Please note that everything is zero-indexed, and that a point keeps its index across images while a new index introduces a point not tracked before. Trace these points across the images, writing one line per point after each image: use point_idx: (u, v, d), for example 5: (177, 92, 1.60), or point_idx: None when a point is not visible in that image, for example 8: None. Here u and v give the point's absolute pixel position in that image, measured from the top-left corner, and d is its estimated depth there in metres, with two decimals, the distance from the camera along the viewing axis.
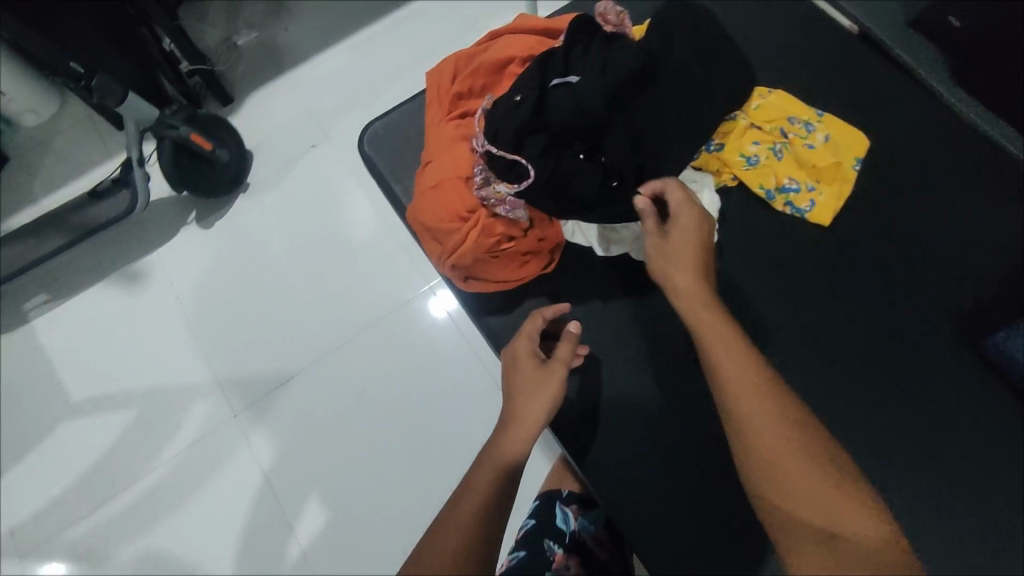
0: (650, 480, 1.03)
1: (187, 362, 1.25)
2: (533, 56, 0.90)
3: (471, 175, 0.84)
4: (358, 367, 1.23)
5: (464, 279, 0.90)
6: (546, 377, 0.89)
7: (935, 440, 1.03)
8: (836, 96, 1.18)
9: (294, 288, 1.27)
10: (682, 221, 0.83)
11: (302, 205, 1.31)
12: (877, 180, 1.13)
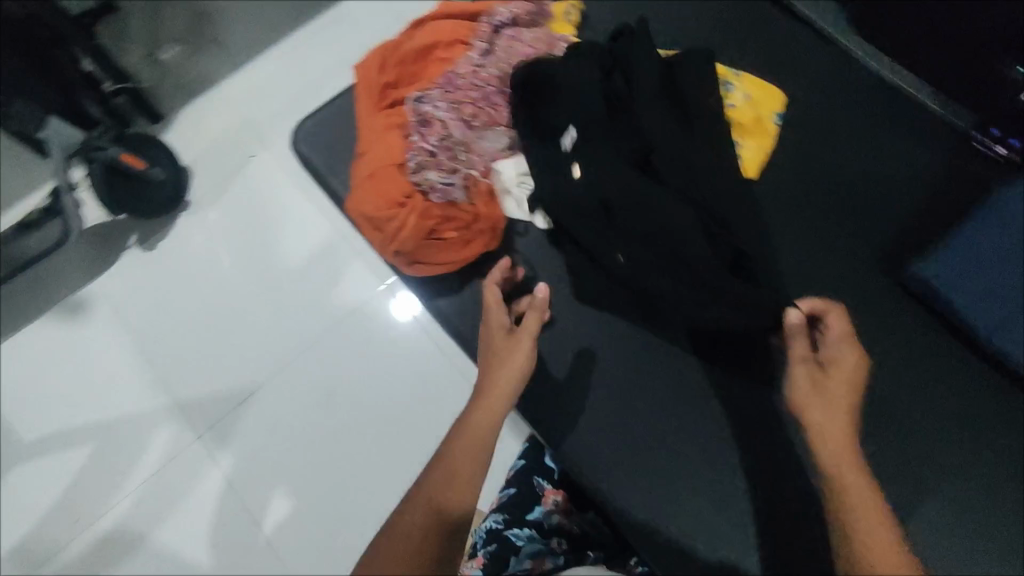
0: (619, 481, 0.88)
1: (146, 388, 1.30)
2: (456, 40, 1.01)
3: (405, 162, 0.91)
4: (321, 371, 1.30)
5: (409, 264, 0.93)
6: (511, 346, 0.81)
7: (963, 443, 0.85)
8: (767, 58, 1.03)
9: (246, 302, 1.34)
10: (846, 355, 0.73)
11: (244, 214, 1.38)
12: (847, 147, 0.97)
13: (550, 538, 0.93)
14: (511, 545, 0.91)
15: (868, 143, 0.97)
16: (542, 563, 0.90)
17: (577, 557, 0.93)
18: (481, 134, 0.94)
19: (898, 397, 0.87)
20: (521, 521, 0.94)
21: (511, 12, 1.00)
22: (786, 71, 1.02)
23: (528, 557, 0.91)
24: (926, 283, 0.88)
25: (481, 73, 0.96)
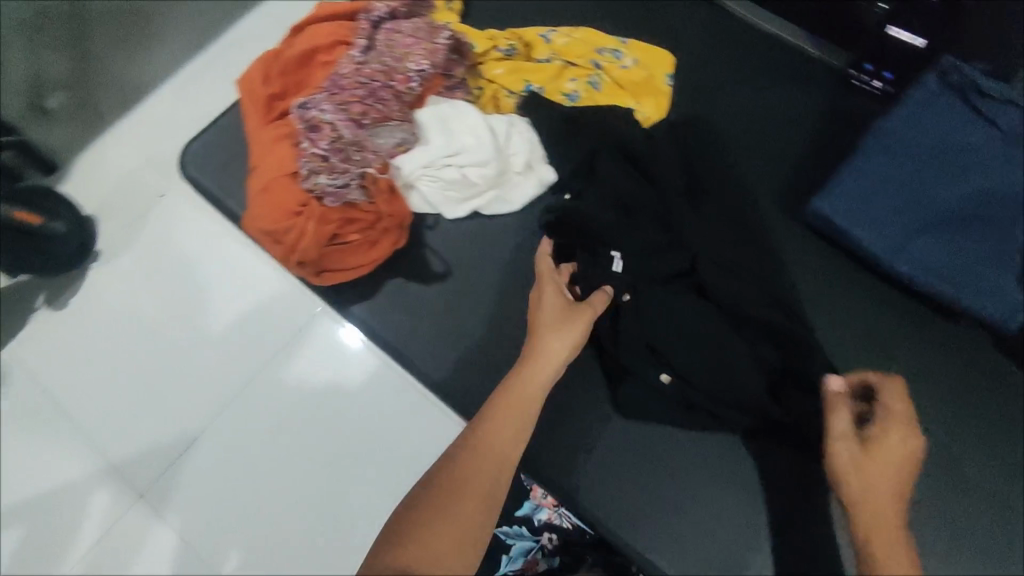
0: (595, 486, 0.86)
1: (73, 457, 1.15)
2: (337, 41, 0.97)
3: (297, 171, 0.88)
4: (266, 409, 1.13)
5: (317, 273, 0.89)
6: (564, 320, 0.78)
7: (936, 399, 0.84)
8: (685, 41, 1.03)
9: (174, 343, 1.17)
10: (899, 434, 0.67)
11: (162, 257, 1.21)
12: (777, 120, 0.97)
13: (541, 535, 0.85)
14: (501, 544, 0.83)
15: (798, 116, 0.97)
16: (535, 564, 0.85)
17: (573, 558, 0.86)
18: (374, 132, 0.90)
19: (867, 360, 0.86)
20: (512, 518, 0.85)
21: (388, 5, 0.97)
22: (706, 52, 1.02)
23: (520, 556, 0.84)
24: (828, 220, 0.86)
25: (365, 69, 0.92)
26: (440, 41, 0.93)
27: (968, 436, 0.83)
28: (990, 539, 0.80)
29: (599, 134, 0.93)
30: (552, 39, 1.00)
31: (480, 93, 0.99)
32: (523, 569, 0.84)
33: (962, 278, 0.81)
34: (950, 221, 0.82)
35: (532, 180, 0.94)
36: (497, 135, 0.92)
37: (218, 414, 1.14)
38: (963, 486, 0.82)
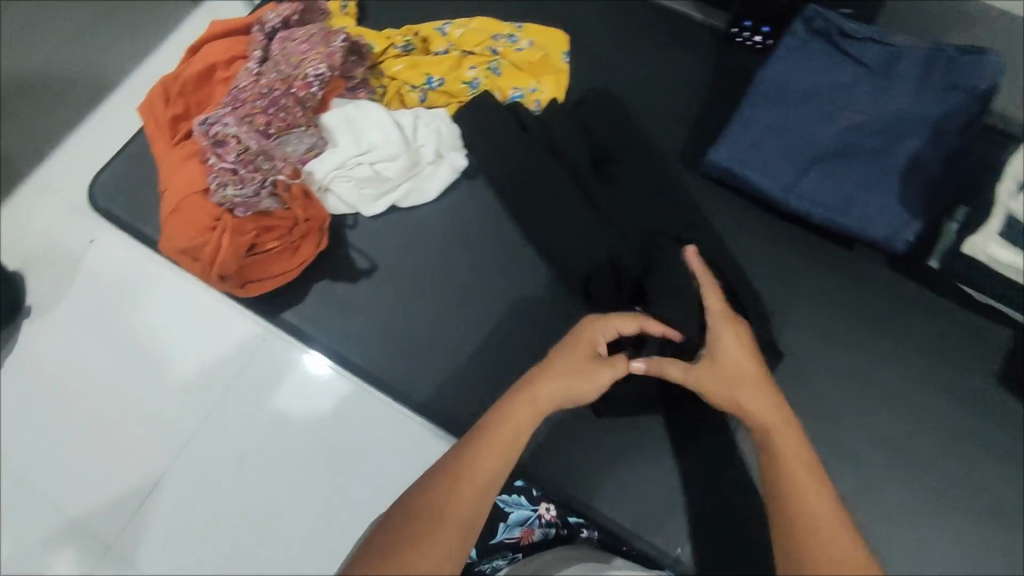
0: (560, 460, 0.88)
1: (32, 519, 1.11)
2: (235, 56, 0.97)
3: (208, 187, 0.88)
4: (225, 440, 1.11)
5: (242, 285, 0.90)
6: (590, 370, 0.72)
7: (864, 329, 0.89)
8: (586, 25, 1.06)
9: (120, 387, 1.14)
10: (722, 332, 0.75)
11: (95, 302, 1.17)
12: (683, 89, 1.02)
13: (539, 503, 0.86)
14: (499, 512, 0.85)
15: (702, 82, 1.02)
16: (531, 533, 0.84)
17: (569, 530, 0.85)
18: (282, 140, 0.91)
19: (799, 303, 0.90)
20: (509, 487, 0.87)
21: (279, 15, 0.97)
22: (608, 33, 1.06)
23: (517, 524, 0.85)
24: (723, 169, 0.91)
25: (263, 80, 0.92)
26: (337, 44, 0.93)
27: (877, 355, 0.88)
28: (931, 452, 0.85)
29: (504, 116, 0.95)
30: (448, 31, 1.03)
31: (384, 91, 1.01)
32: (519, 538, 0.84)
33: (850, 207, 0.86)
34: (832, 157, 0.88)
35: (443, 166, 0.96)
36: (403, 129, 0.94)
37: (178, 449, 1.11)
38: (898, 406, 0.87)
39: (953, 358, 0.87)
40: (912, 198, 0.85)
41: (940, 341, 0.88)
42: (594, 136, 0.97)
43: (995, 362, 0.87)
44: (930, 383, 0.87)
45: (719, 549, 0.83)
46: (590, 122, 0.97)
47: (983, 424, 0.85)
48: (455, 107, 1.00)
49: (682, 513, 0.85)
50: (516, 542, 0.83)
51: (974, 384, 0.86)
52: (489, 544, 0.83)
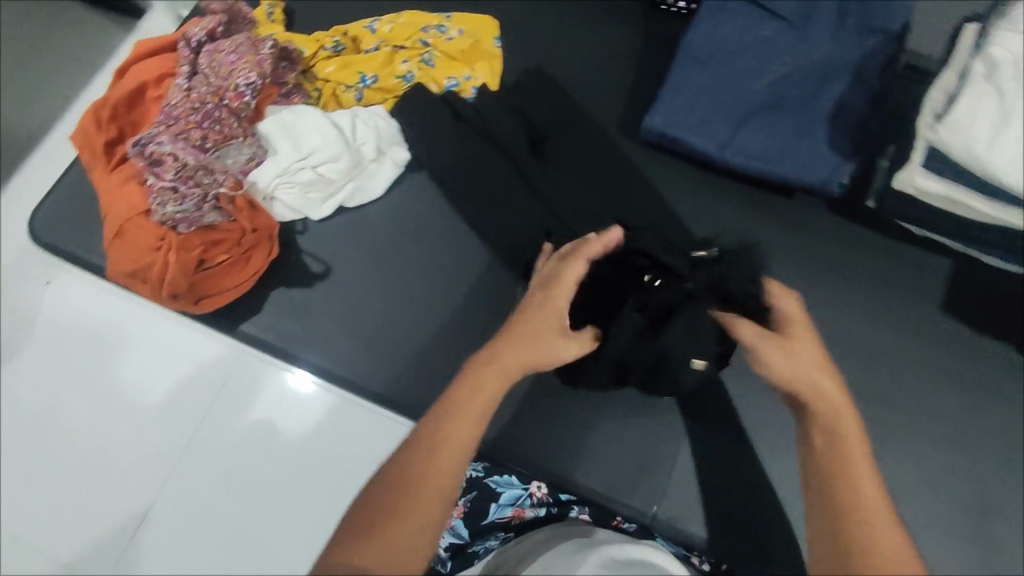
0: (533, 436, 0.88)
1: (20, 567, 1.09)
2: (164, 74, 0.96)
3: (150, 208, 0.87)
4: (207, 463, 1.09)
5: (196, 301, 0.90)
6: (536, 337, 0.71)
7: (813, 274, 0.91)
8: (513, 8, 1.07)
9: (94, 424, 1.12)
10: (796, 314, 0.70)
11: (59, 342, 1.16)
12: (613, 61, 1.03)
13: (529, 483, 0.87)
14: (490, 493, 0.87)
15: (631, 52, 1.03)
16: (522, 512, 0.87)
17: (559, 507, 0.87)
18: (221, 153, 0.90)
19: (748, 255, 0.92)
20: (500, 469, 0.87)
21: (204, 28, 0.95)
22: (535, 14, 1.07)
23: (508, 504, 0.87)
24: (660, 134, 0.93)
25: (193, 94, 0.91)
26: (264, 52, 0.92)
27: (827, 298, 0.90)
28: (888, 383, 0.88)
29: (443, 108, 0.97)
30: (377, 28, 1.03)
31: (319, 94, 1.01)
32: (510, 517, 0.87)
33: (785, 157, 0.89)
34: (763, 110, 0.90)
35: (388, 163, 0.97)
36: (342, 129, 0.94)
37: (161, 479, 1.10)
38: (854, 343, 0.89)
39: (899, 290, 0.90)
40: (841, 141, 0.87)
41: (885, 277, 0.91)
42: (532, 116, 0.97)
43: (938, 291, 0.89)
44: (880, 318, 0.89)
45: (696, 504, 0.84)
46: (523, 103, 0.98)
47: (934, 350, 0.88)
48: (391, 102, 1.00)
49: (656, 470, 0.85)
50: (507, 521, 0.87)
51: (922, 314, 0.89)
52: (482, 524, 0.86)
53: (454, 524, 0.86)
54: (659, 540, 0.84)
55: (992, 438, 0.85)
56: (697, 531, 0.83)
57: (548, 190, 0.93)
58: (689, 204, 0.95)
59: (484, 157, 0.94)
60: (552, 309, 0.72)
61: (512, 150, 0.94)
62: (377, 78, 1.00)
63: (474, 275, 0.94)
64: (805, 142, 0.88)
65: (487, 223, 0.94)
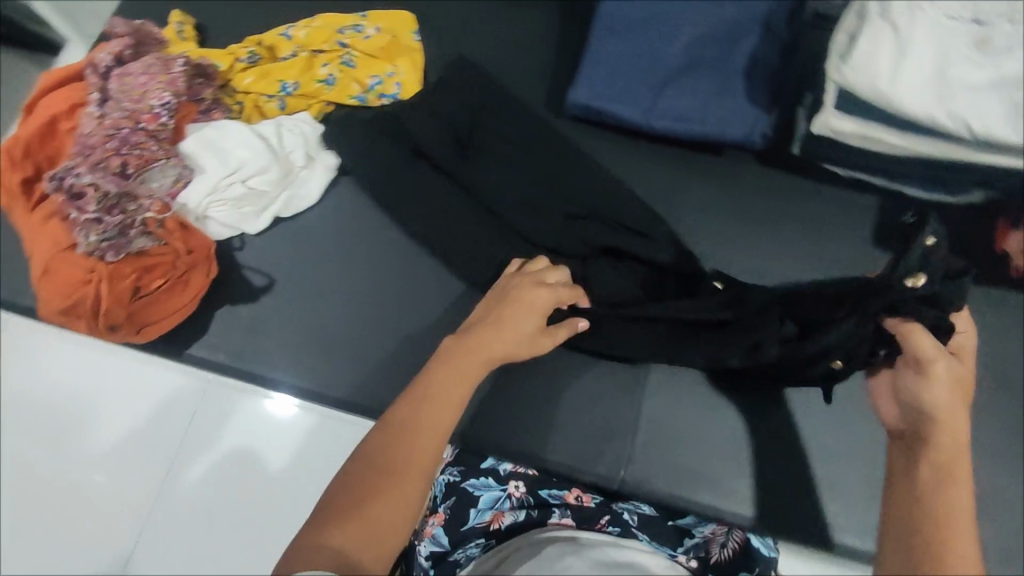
0: (502, 421, 0.88)
1: None
2: (75, 104, 0.93)
3: (75, 241, 0.84)
4: (187, 498, 1.05)
5: (138, 330, 0.87)
6: (527, 337, 0.72)
7: (756, 224, 0.93)
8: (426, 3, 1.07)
9: (65, 477, 1.08)
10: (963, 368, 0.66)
11: (17, 399, 1.13)
12: (532, 42, 1.04)
13: (507, 482, 0.80)
14: (469, 497, 0.78)
15: (547, 30, 1.04)
16: (501, 515, 0.76)
17: (540, 509, 0.77)
18: (144, 178, 0.87)
19: (690, 217, 0.94)
20: (477, 471, 0.81)
21: (110, 52, 0.93)
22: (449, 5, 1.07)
23: (487, 508, 0.77)
24: (585, 107, 0.94)
25: (106, 121, 0.89)
26: (177, 69, 0.92)
27: (766, 247, 0.92)
28: None
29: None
30: (292, 35, 1.02)
31: (242, 107, 0.99)
32: (488, 521, 0.76)
33: (707, 115, 0.90)
34: (680, 73, 0.92)
35: (320, 167, 0.96)
36: (268, 139, 0.93)
37: (141, 521, 1.05)
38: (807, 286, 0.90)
39: (842, 230, 0.92)
40: (758, 93, 0.89)
41: (819, 220, 0.92)
42: (452, 111, 0.95)
43: (870, 227, 0.91)
44: (821, 261, 0.91)
45: (665, 463, 0.85)
46: (437, 102, 0.95)
47: None
48: (316, 106, 0.99)
49: (623, 437, 0.86)
50: (487, 526, 0.75)
51: (867, 248, 0.91)
52: (461, 530, 0.75)
53: (433, 532, 0.75)
54: (643, 538, 0.74)
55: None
56: (665, 489, 0.84)
57: (483, 174, 0.92)
58: (625, 174, 0.96)
59: (408, 165, 0.92)
60: (538, 298, 0.74)
61: (434, 152, 0.92)
62: (299, 84, 0.99)
63: (423, 269, 0.93)
64: (726, 98, 0.90)
65: (425, 225, 0.92)
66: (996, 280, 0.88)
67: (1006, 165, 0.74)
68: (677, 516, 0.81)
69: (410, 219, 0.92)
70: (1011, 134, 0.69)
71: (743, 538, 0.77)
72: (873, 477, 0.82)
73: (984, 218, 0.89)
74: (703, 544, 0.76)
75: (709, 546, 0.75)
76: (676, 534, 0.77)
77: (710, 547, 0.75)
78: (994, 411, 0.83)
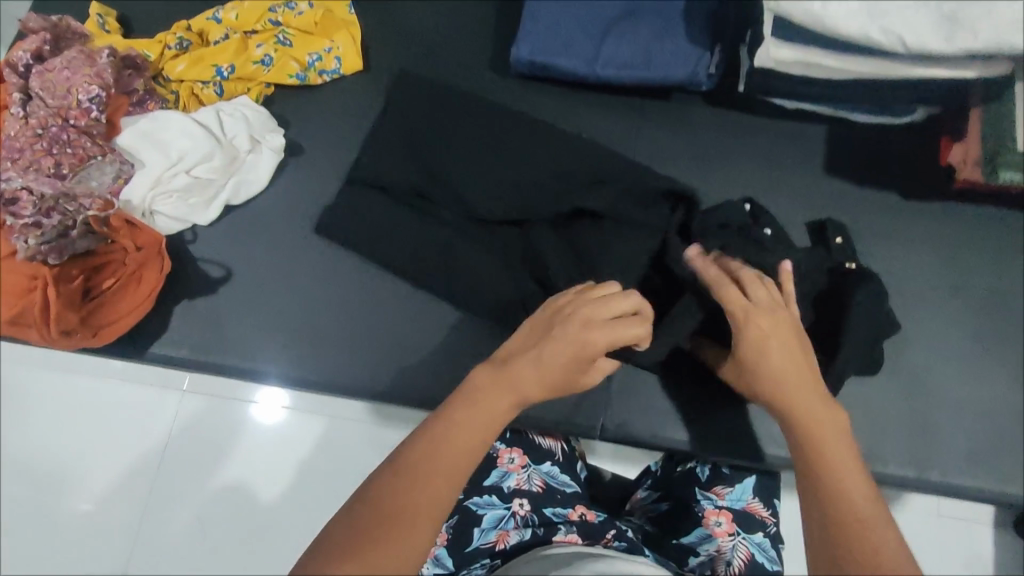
0: None
1: None
2: None
3: (14, 248, 0.79)
4: (186, 488, 1.18)
5: (95, 333, 0.84)
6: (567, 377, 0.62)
7: (710, 165, 0.94)
8: None
9: (74, 485, 1.21)
10: (763, 319, 0.63)
11: (19, 422, 1.24)
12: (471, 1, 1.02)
13: (511, 501, 0.78)
14: (472, 516, 0.77)
15: None
16: (506, 535, 0.74)
17: (546, 527, 0.74)
18: (81, 176, 0.84)
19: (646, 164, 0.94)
20: (480, 489, 0.80)
21: (27, 49, 0.88)
22: None
23: (492, 527, 0.75)
24: (530, 63, 0.93)
25: (31, 119, 0.84)
26: (102, 61, 0.88)
27: (721, 186, 0.93)
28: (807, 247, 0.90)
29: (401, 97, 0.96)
30: (222, 17, 0.98)
31: (177, 96, 0.96)
32: (493, 542, 0.74)
33: (651, 59, 0.90)
34: (621, 21, 0.92)
35: (267, 150, 0.93)
36: (208, 126, 0.90)
37: (146, 513, 1.18)
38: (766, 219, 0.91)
39: (794, 161, 0.93)
40: (699, 32, 0.89)
41: (770, 153, 0.93)
42: (410, 103, 0.96)
43: (820, 155, 0.93)
44: (775, 194, 0.92)
45: (643, 408, 0.86)
46: (399, 103, 0.96)
47: (843, 207, 0.91)
48: (254, 89, 0.96)
49: (600, 385, 0.86)
50: (492, 546, 0.73)
51: (820, 176, 0.92)
52: (465, 551, 0.74)
53: (437, 554, 0.75)
54: (649, 555, 0.73)
55: (904, 281, 0.88)
56: (645, 434, 0.85)
57: (434, 148, 0.93)
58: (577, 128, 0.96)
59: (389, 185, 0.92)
60: (591, 338, 0.61)
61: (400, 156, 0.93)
62: (234, 66, 0.96)
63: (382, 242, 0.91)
64: (669, 41, 0.90)
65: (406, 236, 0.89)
66: (945, 195, 0.90)
67: (954, 76, 0.76)
68: (682, 532, 0.80)
69: (374, 212, 0.91)
70: (944, 43, 0.70)
71: (747, 556, 0.77)
72: (851, 399, 0.83)
73: (927, 135, 0.92)
74: (710, 562, 0.76)
75: (715, 563, 0.76)
76: (680, 552, 0.78)
77: (716, 564, 0.76)
78: (954, 322, 0.86)
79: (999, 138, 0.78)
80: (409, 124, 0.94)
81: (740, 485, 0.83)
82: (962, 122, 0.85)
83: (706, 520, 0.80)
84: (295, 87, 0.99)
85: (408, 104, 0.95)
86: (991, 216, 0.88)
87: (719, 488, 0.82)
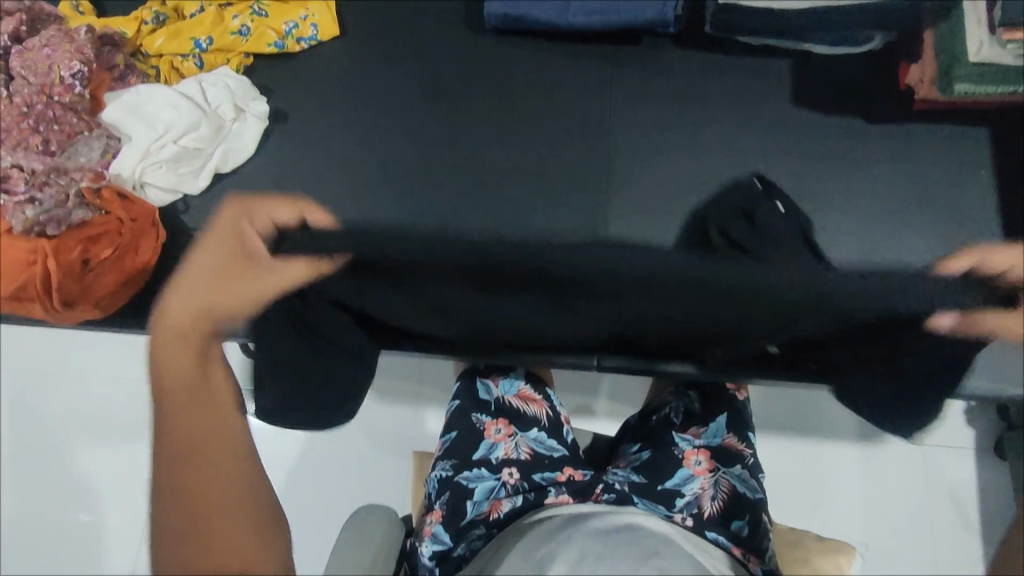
0: None
1: None
2: None
3: (10, 226, 0.81)
4: None
5: (98, 304, 0.84)
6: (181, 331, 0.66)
7: (686, 105, 0.97)
8: None
9: None
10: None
11: None
12: None
13: (500, 471, 0.80)
14: (464, 491, 0.79)
15: None
16: (499, 504, 0.76)
17: (536, 491, 0.75)
18: (70, 152, 0.86)
19: (623, 109, 0.97)
20: (470, 463, 0.81)
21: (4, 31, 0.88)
22: None
23: (484, 498, 0.78)
24: (503, 16, 0.96)
25: (16, 98, 0.85)
26: (81, 38, 0.88)
27: (698, 125, 0.96)
28: (785, 177, 0.94)
29: (390, 64, 1.00)
30: None
31: (158, 71, 0.98)
32: (488, 511, 0.76)
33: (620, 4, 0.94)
34: None
35: (253, 118, 0.95)
36: (193, 97, 0.92)
37: None
38: (742, 153, 0.95)
39: (764, 95, 0.97)
40: None
41: (742, 89, 0.97)
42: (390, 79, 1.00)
43: (787, 89, 0.97)
44: (749, 128, 0.96)
45: None
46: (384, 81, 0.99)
47: (813, 137, 0.95)
48: (233, 61, 0.98)
49: None
50: (486, 516, 0.76)
51: (790, 110, 0.96)
52: (461, 524, 0.76)
53: (434, 531, 0.76)
54: (639, 502, 0.74)
55: (875, 202, 0.92)
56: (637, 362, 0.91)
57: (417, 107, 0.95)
58: (555, 80, 0.99)
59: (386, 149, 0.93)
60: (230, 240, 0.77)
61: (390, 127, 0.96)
62: (212, 39, 0.97)
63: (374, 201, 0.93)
64: None
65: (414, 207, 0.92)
66: (908, 117, 0.94)
67: None
68: (665, 476, 0.79)
69: None
70: None
71: (729, 488, 0.78)
72: None
73: (887, 63, 0.96)
74: (695, 500, 0.76)
75: (700, 501, 0.77)
76: (666, 495, 0.76)
77: (702, 502, 0.76)
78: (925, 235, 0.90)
79: (952, 54, 0.82)
80: (395, 101, 0.99)
81: (712, 425, 0.85)
82: (918, 44, 0.90)
83: (686, 460, 0.81)
84: (274, 56, 1.00)
85: (390, 77, 0.99)
86: (952, 133, 0.93)
87: (694, 429, 0.85)
